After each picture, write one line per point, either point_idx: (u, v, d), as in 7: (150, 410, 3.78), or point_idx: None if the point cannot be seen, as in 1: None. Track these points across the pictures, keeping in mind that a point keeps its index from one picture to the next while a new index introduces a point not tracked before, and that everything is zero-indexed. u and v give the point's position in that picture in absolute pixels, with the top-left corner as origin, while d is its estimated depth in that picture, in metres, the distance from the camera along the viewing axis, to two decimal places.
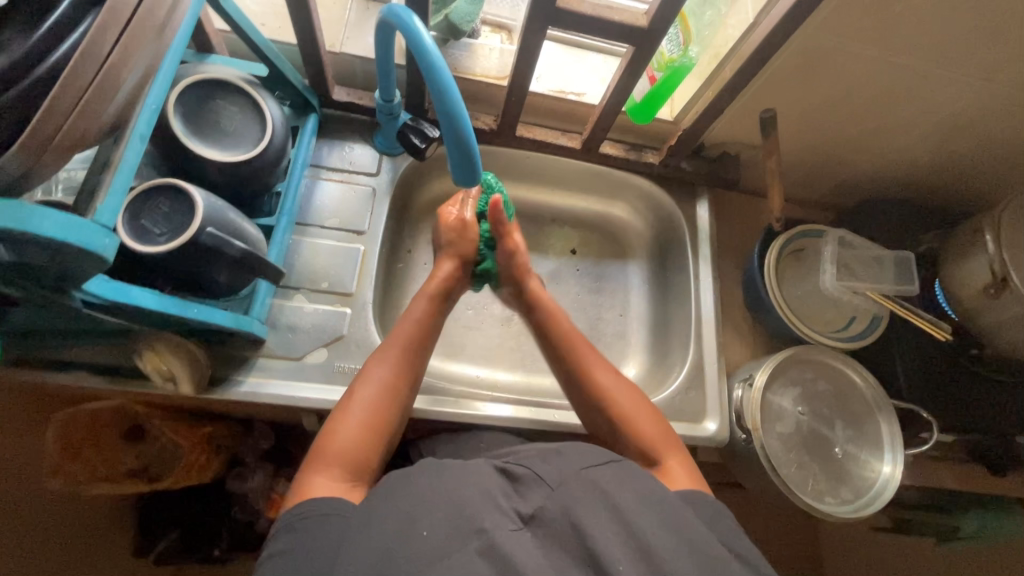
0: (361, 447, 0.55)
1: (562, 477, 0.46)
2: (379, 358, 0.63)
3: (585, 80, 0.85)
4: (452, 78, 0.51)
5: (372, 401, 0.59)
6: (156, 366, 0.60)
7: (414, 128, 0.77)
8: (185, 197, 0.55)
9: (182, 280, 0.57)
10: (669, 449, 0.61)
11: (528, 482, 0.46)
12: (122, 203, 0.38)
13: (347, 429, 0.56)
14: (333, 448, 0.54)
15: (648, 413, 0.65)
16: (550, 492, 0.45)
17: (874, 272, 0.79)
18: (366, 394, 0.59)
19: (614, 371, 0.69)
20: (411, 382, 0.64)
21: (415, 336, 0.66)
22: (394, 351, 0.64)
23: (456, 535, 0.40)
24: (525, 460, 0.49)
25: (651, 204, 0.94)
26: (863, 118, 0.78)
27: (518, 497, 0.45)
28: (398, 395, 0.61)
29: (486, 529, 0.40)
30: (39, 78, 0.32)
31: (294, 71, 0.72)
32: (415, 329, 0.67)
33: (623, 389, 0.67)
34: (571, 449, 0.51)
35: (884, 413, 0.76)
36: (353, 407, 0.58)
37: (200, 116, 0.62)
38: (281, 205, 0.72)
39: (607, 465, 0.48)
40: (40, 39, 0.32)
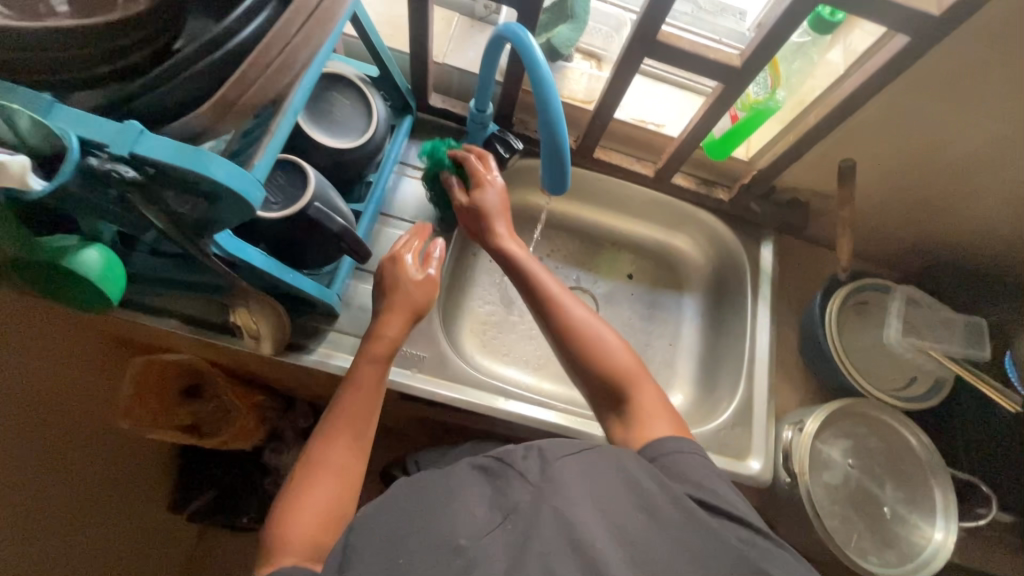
0: (322, 528, 0.51)
1: (542, 473, 0.47)
2: (334, 429, 0.56)
3: (666, 112, 0.88)
4: (557, 92, 0.55)
5: (324, 483, 0.53)
6: (246, 322, 0.64)
7: (500, 138, 0.82)
8: (298, 172, 0.61)
9: (281, 247, 0.63)
10: (642, 382, 0.61)
11: (506, 479, 0.48)
12: (271, 164, 0.43)
13: (302, 512, 0.51)
14: (288, 540, 0.49)
15: (637, 367, 0.62)
16: (532, 490, 0.47)
17: (942, 334, 0.78)
18: (317, 476, 0.53)
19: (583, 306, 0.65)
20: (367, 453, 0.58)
21: (369, 403, 0.59)
22: (345, 424, 0.57)
23: (439, 554, 0.43)
24: (503, 454, 0.50)
25: (715, 241, 0.96)
26: (947, 178, 0.78)
27: (498, 493, 0.47)
28: (357, 470, 0.56)
29: (464, 547, 0.43)
30: (230, 53, 0.37)
31: (401, 75, 0.79)
32: (368, 403, 0.59)
33: (593, 326, 0.63)
34: (552, 445, 0.50)
35: (939, 478, 0.74)
36: (305, 489, 0.52)
37: (318, 106, 0.69)
38: (370, 194, 0.78)
39: (585, 456, 0.49)
40: (240, 16, 0.37)
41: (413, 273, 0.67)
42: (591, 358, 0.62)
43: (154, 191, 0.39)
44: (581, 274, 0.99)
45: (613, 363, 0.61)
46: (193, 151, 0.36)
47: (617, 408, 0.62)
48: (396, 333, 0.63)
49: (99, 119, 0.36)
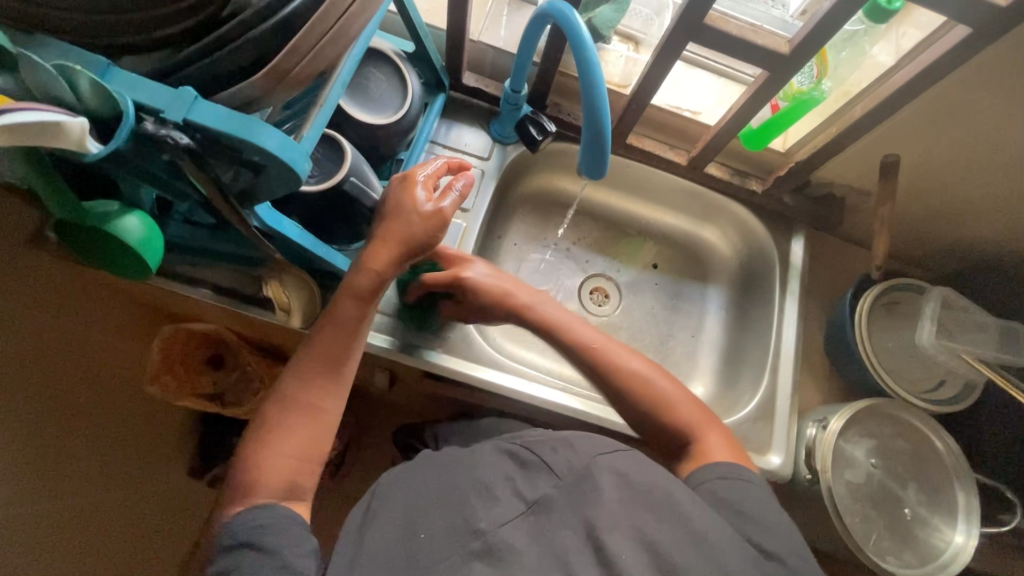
0: (295, 467, 0.53)
1: (571, 467, 0.52)
2: (306, 367, 0.56)
3: (704, 100, 0.86)
4: (602, 74, 0.54)
5: (296, 421, 0.55)
6: (278, 294, 0.67)
7: (533, 120, 0.81)
8: (335, 146, 0.61)
9: (315, 222, 0.63)
10: (710, 427, 0.64)
11: (534, 467, 0.53)
12: (318, 137, 0.43)
13: (275, 448, 0.53)
14: (259, 478, 0.52)
15: (701, 414, 0.65)
16: (557, 482, 0.51)
17: (975, 338, 0.76)
18: (290, 416, 0.55)
19: (632, 354, 0.69)
20: (343, 395, 0.58)
21: (346, 342, 0.58)
22: (319, 362, 0.57)
23: (455, 534, 0.49)
24: (532, 444, 0.55)
25: (744, 233, 0.94)
26: (993, 179, 0.75)
27: (524, 483, 0.52)
28: (331, 412, 0.57)
29: (481, 531, 0.48)
30: (284, 20, 0.36)
31: (436, 52, 0.78)
32: (343, 350, 0.58)
33: (644, 376, 0.67)
34: (580, 439, 0.55)
35: (963, 482, 0.73)
36: (279, 427, 0.54)
37: (354, 81, 0.69)
38: (401, 171, 0.77)
39: (615, 453, 0.53)
40: None
41: (422, 203, 0.58)
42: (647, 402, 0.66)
43: (207, 158, 0.40)
44: (605, 262, 0.98)
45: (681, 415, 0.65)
46: (246, 120, 0.36)
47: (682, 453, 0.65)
48: (385, 267, 0.58)
49: (155, 84, 0.36)
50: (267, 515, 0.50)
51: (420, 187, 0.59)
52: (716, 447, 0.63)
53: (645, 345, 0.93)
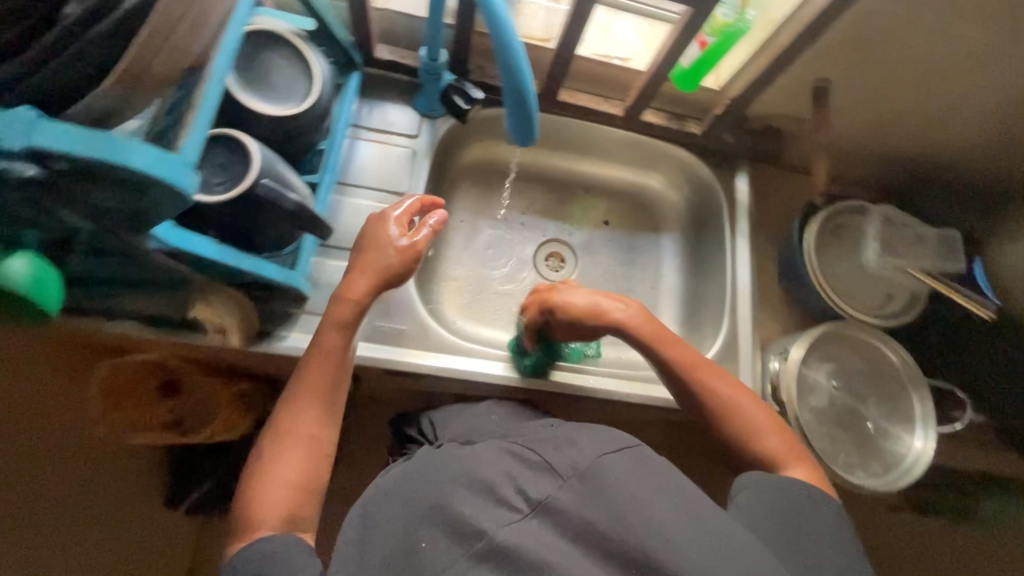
0: (296, 498, 0.52)
1: (573, 467, 0.51)
2: (296, 399, 0.57)
3: (631, 44, 0.83)
4: (514, 31, 0.50)
5: (292, 452, 0.54)
6: (209, 316, 0.61)
7: (458, 89, 0.76)
8: (240, 148, 0.55)
9: (234, 234, 0.58)
10: (797, 460, 0.62)
11: (539, 469, 0.53)
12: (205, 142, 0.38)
13: (274, 482, 0.52)
14: (258, 514, 0.50)
15: (779, 436, 0.64)
16: (563, 483, 0.50)
17: (918, 250, 0.79)
18: (287, 447, 0.54)
19: (745, 390, 0.67)
20: (336, 420, 0.59)
21: (335, 368, 0.59)
22: (312, 391, 0.57)
23: (459, 538, 0.48)
24: (535, 444, 0.56)
25: (689, 177, 0.93)
26: (919, 92, 0.76)
27: (527, 480, 0.52)
28: (325, 437, 0.57)
29: (486, 532, 0.47)
30: None
31: (340, 26, 0.72)
32: (333, 376, 0.58)
33: (734, 399, 0.65)
34: (583, 436, 0.56)
35: (917, 389, 0.76)
36: (275, 461, 0.53)
37: (251, 70, 0.62)
38: (324, 163, 0.72)
39: (622, 451, 0.52)
40: None
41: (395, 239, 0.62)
42: (737, 430, 0.64)
43: (72, 189, 0.35)
44: (556, 227, 0.96)
45: (765, 445, 0.63)
46: (127, 141, 0.32)
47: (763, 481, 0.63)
48: (361, 296, 0.60)
49: None
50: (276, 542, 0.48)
51: (391, 225, 0.63)
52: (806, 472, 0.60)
53: None
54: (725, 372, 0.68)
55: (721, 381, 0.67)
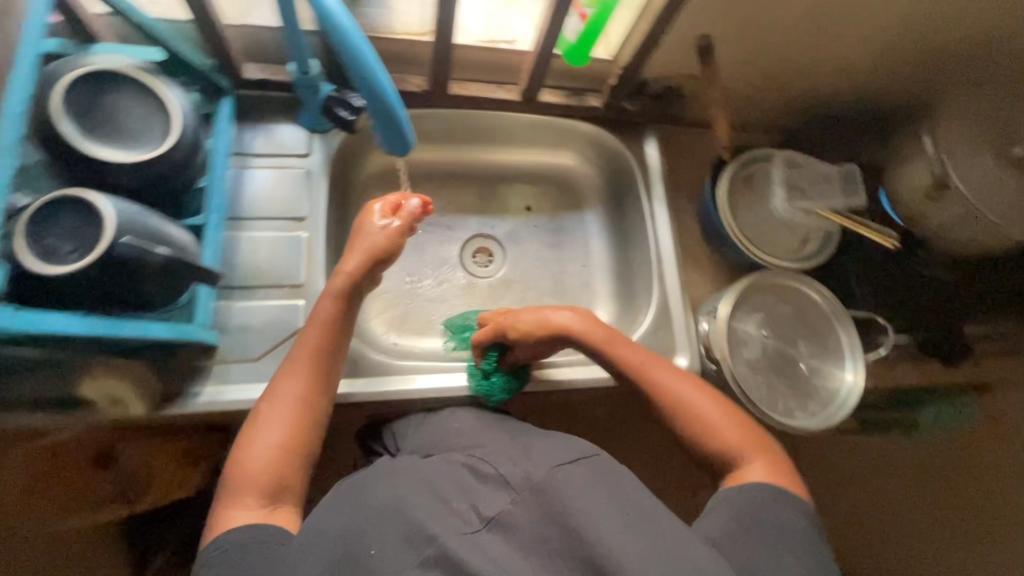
0: (279, 468, 0.55)
1: (527, 480, 0.51)
2: (290, 368, 0.60)
3: (515, 26, 0.81)
4: (363, 40, 0.48)
5: (282, 416, 0.58)
6: (98, 390, 0.58)
7: (339, 101, 0.71)
8: (91, 209, 0.50)
9: (109, 299, 0.53)
10: (752, 453, 0.61)
11: (492, 484, 0.53)
12: None
13: (259, 450, 0.56)
14: (246, 476, 0.54)
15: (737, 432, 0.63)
16: (516, 498, 0.50)
17: (823, 189, 0.80)
18: (275, 414, 0.58)
19: (689, 381, 0.67)
20: (329, 390, 0.62)
21: (327, 340, 0.62)
22: (305, 358, 0.61)
23: (409, 542, 0.47)
24: (491, 458, 0.57)
25: (600, 150, 0.92)
26: (797, 34, 0.77)
27: (480, 501, 0.51)
28: (314, 404, 0.60)
29: (435, 537, 0.47)
30: None
31: (194, 52, 0.67)
32: (324, 347, 0.62)
33: (690, 395, 0.65)
34: (543, 450, 0.56)
35: (842, 324, 0.79)
36: (263, 426, 0.57)
37: (94, 117, 0.56)
38: (207, 201, 0.67)
39: (577, 462, 0.52)
40: None
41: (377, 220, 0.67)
42: (689, 422, 0.64)
43: None
44: (478, 221, 0.94)
45: (722, 443, 0.62)
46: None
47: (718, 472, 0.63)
48: (353, 272, 0.64)
49: None
50: (256, 533, 0.50)
51: (375, 207, 0.68)
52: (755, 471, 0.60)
53: (541, 291, 0.91)
54: (673, 365, 0.69)
55: (672, 379, 0.66)
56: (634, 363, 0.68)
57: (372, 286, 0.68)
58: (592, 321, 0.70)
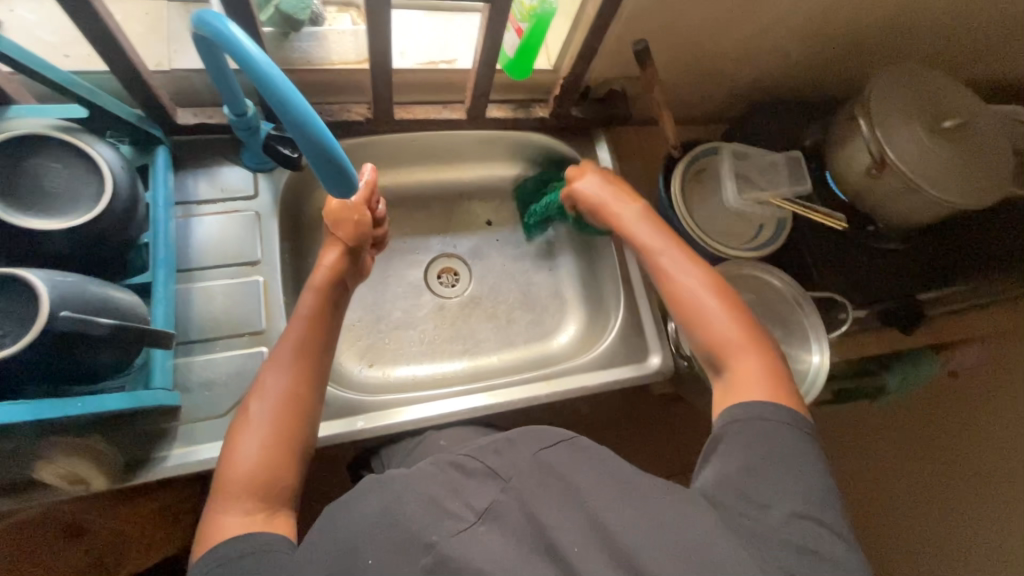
0: (269, 470, 0.54)
1: (513, 469, 0.50)
2: (277, 362, 0.60)
3: (453, 45, 0.80)
4: (293, 86, 0.47)
5: (273, 412, 0.57)
6: (54, 471, 0.56)
7: (279, 138, 0.71)
8: (23, 287, 0.48)
9: (54, 375, 0.51)
10: (745, 352, 0.62)
11: (479, 477, 0.50)
12: None
13: (248, 450, 0.55)
14: (237, 479, 0.53)
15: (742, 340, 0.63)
16: (505, 486, 0.49)
17: (771, 177, 0.82)
18: (261, 415, 0.57)
19: (705, 275, 0.69)
20: (318, 384, 0.62)
21: (309, 335, 0.62)
22: (288, 355, 0.61)
23: (408, 551, 0.45)
24: (476, 452, 0.53)
25: (554, 158, 0.92)
26: (731, 31, 0.78)
27: (470, 493, 0.49)
28: (304, 400, 0.60)
29: (433, 544, 0.44)
30: None
31: (120, 104, 0.64)
32: (311, 339, 0.62)
33: (702, 293, 0.67)
34: (523, 435, 0.54)
35: (805, 308, 0.81)
36: (251, 427, 0.57)
37: (19, 186, 0.54)
38: (152, 256, 0.64)
39: (560, 445, 0.52)
40: None
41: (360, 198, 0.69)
42: (696, 316, 0.67)
43: None
44: (439, 242, 0.93)
45: (715, 332, 0.65)
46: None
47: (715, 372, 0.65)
48: (332, 262, 0.68)
49: None
50: (252, 542, 0.49)
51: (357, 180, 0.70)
52: (746, 369, 0.61)
53: (511, 304, 0.91)
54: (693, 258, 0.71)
55: (689, 273, 0.69)
56: (650, 247, 0.73)
57: (357, 277, 0.73)
58: (640, 216, 0.76)
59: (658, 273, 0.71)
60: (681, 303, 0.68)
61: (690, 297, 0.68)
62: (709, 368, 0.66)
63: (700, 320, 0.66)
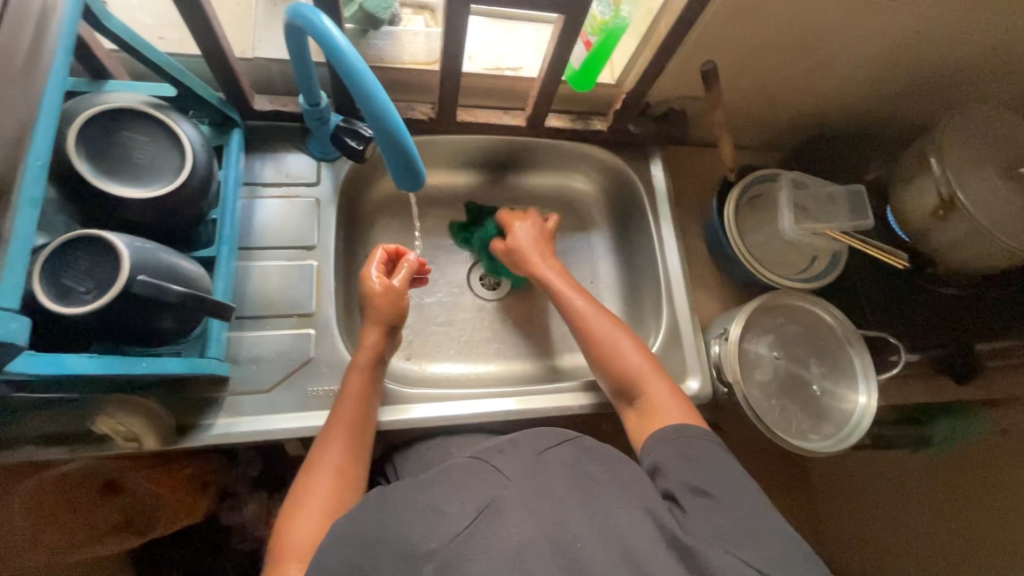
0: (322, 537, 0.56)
1: (519, 472, 0.53)
2: (329, 436, 0.63)
3: (520, 53, 0.82)
4: (376, 81, 0.49)
5: (326, 483, 0.60)
6: (115, 428, 0.58)
7: (347, 130, 0.71)
8: (106, 247, 0.50)
9: (120, 334, 0.53)
10: (653, 380, 0.69)
11: (487, 475, 0.52)
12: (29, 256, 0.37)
13: (303, 518, 0.57)
14: (292, 547, 0.54)
15: (653, 372, 0.70)
16: (508, 483, 0.51)
17: (829, 210, 0.80)
18: (316, 487, 0.59)
19: (611, 322, 0.75)
20: (364, 454, 0.64)
21: (360, 409, 0.65)
22: (341, 431, 0.63)
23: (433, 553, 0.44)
24: (482, 454, 0.56)
25: (606, 172, 0.92)
26: (802, 57, 0.77)
27: (473, 492, 0.51)
28: (353, 469, 0.62)
29: (432, 552, 0.46)
30: None
31: (206, 87, 0.67)
32: (359, 412, 0.65)
33: (613, 336, 0.73)
34: (525, 436, 0.58)
35: (855, 347, 0.78)
36: (306, 499, 0.59)
37: (109, 153, 0.57)
38: (218, 233, 0.67)
39: (563, 444, 0.58)
40: None
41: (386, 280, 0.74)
42: (607, 355, 0.72)
43: None
44: None
45: (629, 366, 0.70)
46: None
47: (631, 404, 0.70)
48: (377, 343, 0.70)
49: None
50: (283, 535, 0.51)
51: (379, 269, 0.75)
52: (661, 400, 0.68)
53: (549, 313, 0.91)
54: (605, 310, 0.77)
55: (602, 322, 0.75)
56: (564, 296, 0.78)
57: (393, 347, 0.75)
58: (554, 268, 0.81)
59: (581, 320, 0.76)
60: (601, 348, 0.73)
61: (607, 338, 0.73)
62: (619, 398, 0.72)
63: (615, 360, 0.72)
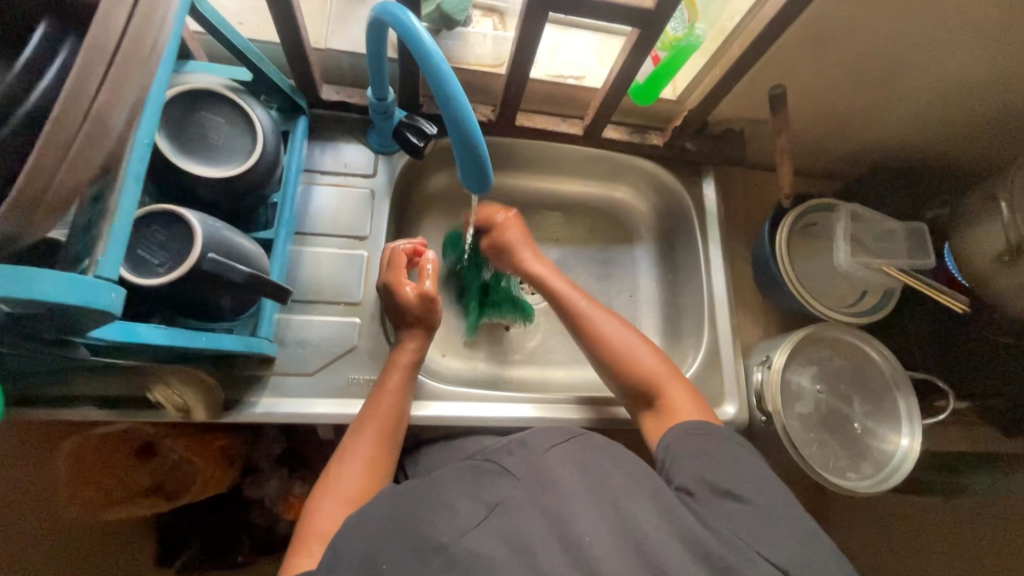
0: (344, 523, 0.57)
1: (528, 468, 0.52)
2: (364, 426, 0.64)
3: (584, 62, 0.82)
4: (458, 82, 0.49)
5: (356, 471, 0.61)
6: (169, 398, 0.59)
7: (410, 126, 0.73)
8: (181, 224, 0.52)
9: (183, 307, 0.55)
10: (673, 382, 0.68)
11: (494, 475, 0.52)
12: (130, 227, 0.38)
13: (329, 502, 0.58)
14: (315, 528, 0.55)
15: (674, 379, 0.68)
16: (517, 482, 0.51)
17: (886, 246, 0.79)
18: (345, 474, 0.60)
19: (613, 319, 0.74)
20: (395, 449, 0.65)
21: (396, 406, 0.66)
22: (376, 425, 0.64)
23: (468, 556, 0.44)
24: (493, 455, 0.55)
25: (657, 186, 0.91)
26: (872, 87, 0.76)
27: (485, 489, 0.51)
28: (383, 462, 0.63)
29: (443, 545, 0.46)
30: (51, 141, 0.30)
31: (279, 74, 0.69)
32: (396, 409, 0.66)
33: (617, 332, 0.72)
34: (532, 434, 0.56)
35: (902, 389, 0.76)
36: (334, 484, 0.59)
37: (188, 132, 0.59)
38: (278, 217, 0.69)
39: (569, 440, 0.55)
40: (64, 104, 0.30)
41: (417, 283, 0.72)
42: (621, 358, 0.70)
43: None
44: None
45: (646, 367, 0.69)
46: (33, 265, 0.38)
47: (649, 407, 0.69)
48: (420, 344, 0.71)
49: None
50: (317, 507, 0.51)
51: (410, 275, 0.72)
52: (682, 402, 0.66)
53: None
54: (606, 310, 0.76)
55: (605, 321, 0.73)
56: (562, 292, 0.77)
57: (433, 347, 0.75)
58: (546, 266, 0.80)
59: (580, 316, 0.74)
60: (615, 350, 0.71)
61: (619, 335, 0.72)
62: (637, 401, 0.70)
63: (632, 361, 0.70)
